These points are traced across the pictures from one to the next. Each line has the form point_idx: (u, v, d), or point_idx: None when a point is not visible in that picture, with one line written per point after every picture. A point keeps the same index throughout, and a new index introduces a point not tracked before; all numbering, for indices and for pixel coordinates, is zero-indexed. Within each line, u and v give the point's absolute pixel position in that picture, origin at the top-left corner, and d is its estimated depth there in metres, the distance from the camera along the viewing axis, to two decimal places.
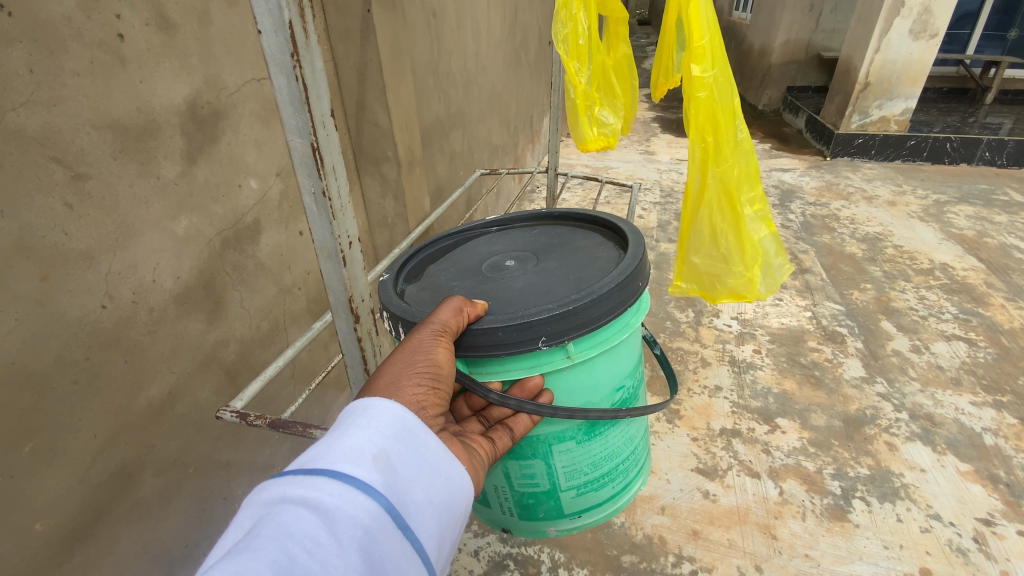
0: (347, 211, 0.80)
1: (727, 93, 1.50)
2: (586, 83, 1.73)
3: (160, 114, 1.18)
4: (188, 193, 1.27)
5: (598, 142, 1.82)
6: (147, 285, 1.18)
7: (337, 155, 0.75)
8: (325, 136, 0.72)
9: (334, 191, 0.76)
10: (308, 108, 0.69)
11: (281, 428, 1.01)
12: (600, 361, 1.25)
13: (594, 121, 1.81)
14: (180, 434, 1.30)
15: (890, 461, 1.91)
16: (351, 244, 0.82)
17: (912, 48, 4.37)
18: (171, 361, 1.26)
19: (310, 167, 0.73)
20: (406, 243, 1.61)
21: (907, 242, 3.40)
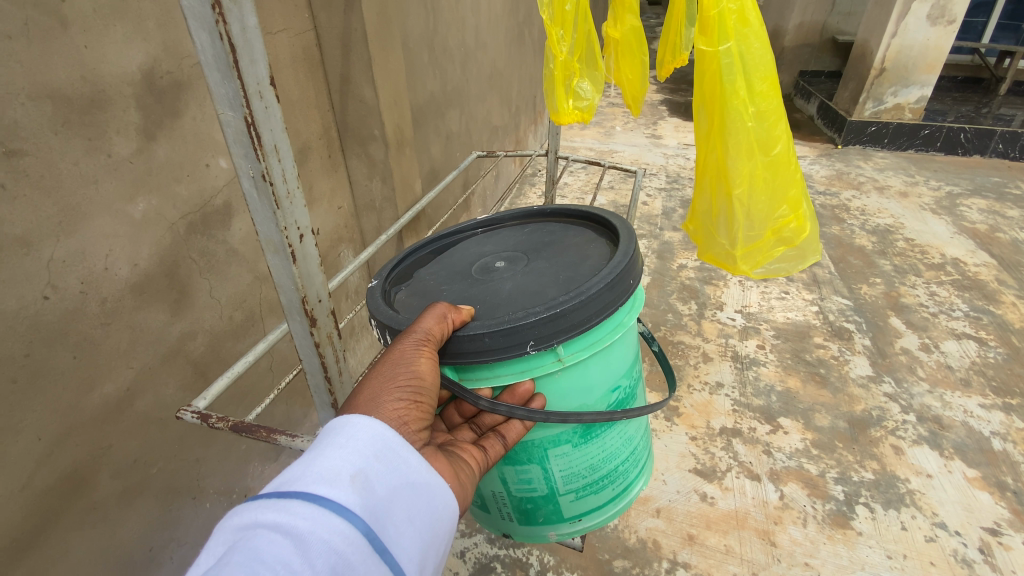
0: (296, 200, 0.71)
1: (760, 64, 1.26)
2: (568, 52, 1.62)
3: (113, 82, 1.09)
4: (146, 172, 1.18)
5: (572, 116, 1.73)
6: (98, 274, 1.10)
7: (280, 134, 0.66)
8: (262, 110, 0.62)
9: (276, 175, 0.67)
10: (239, 74, 0.59)
11: (242, 432, 0.92)
12: (593, 363, 1.15)
13: (570, 92, 1.70)
14: (140, 433, 1.23)
15: (896, 466, 1.83)
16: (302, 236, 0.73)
17: (929, 33, 4.18)
18: (129, 356, 1.18)
19: (247, 146, 0.64)
20: (393, 230, 1.50)
21: (918, 236, 3.28)
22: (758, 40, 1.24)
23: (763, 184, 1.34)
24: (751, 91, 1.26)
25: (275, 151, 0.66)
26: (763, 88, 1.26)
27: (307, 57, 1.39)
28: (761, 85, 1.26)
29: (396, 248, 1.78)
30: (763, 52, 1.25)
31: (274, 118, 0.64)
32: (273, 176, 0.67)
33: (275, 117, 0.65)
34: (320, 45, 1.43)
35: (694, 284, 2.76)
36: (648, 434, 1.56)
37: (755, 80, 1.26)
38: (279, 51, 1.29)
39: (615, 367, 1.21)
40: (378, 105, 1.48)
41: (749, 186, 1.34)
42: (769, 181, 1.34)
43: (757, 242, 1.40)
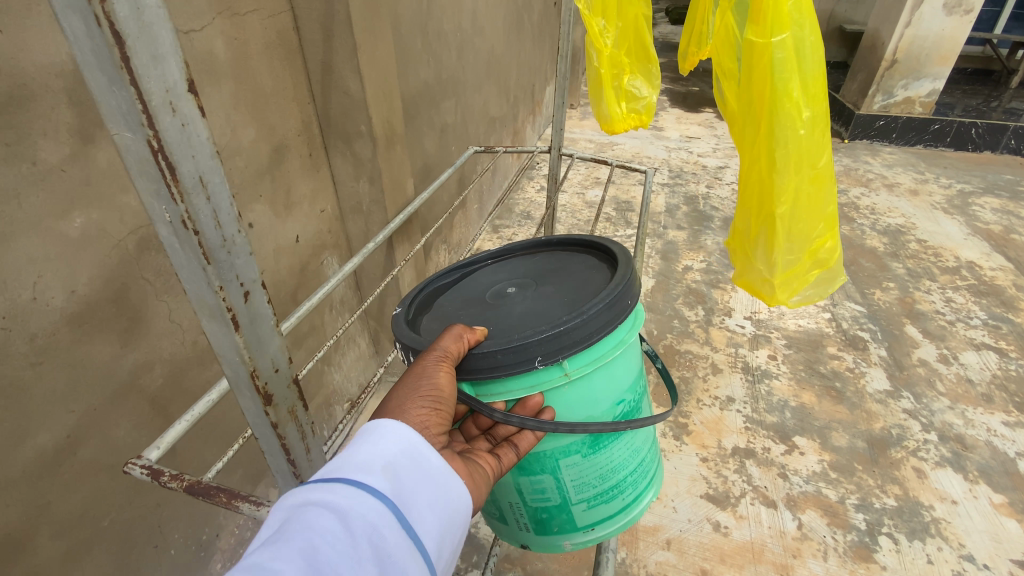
0: (240, 247, 0.44)
1: (815, 62, 1.06)
2: (613, 47, 1.44)
3: (38, 73, 0.79)
4: (86, 181, 0.88)
5: (627, 121, 1.57)
6: (23, 305, 0.80)
7: (211, 158, 0.40)
8: (175, 124, 0.37)
9: (202, 220, 0.40)
10: (136, 81, 0.34)
11: (200, 494, 0.78)
12: (598, 374, 0.94)
13: (623, 94, 1.54)
14: (88, 485, 0.96)
15: (919, 491, 1.72)
16: (250, 300, 0.46)
17: (945, 23, 3.97)
18: (68, 400, 0.90)
19: (158, 186, 0.38)
20: (382, 236, 1.32)
21: (930, 237, 3.14)
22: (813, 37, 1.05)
23: (807, 201, 1.16)
24: (804, 95, 1.07)
25: (204, 183, 0.40)
26: (817, 92, 1.08)
27: (282, 42, 1.22)
28: (815, 89, 1.07)
29: (385, 254, 1.62)
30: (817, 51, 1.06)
31: (200, 133, 0.39)
32: (199, 223, 0.40)
33: (203, 132, 0.39)
34: (298, 29, 1.25)
35: (701, 288, 2.62)
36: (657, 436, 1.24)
37: (808, 84, 1.07)
38: (249, 35, 1.12)
39: (629, 378, 1.01)
40: (364, 98, 1.32)
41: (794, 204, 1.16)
42: (813, 198, 1.17)
43: (794, 266, 1.23)
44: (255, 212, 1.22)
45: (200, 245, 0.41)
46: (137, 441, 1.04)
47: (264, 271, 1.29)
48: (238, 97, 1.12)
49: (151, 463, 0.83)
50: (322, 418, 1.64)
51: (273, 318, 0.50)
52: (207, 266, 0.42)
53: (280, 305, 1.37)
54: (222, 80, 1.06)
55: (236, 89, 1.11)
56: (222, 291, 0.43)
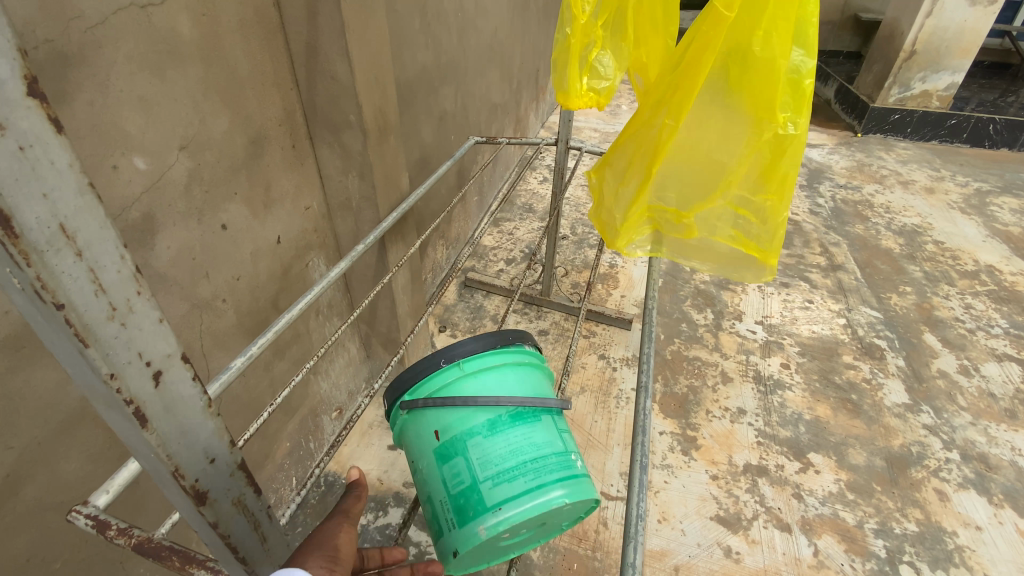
0: (138, 315, 0.37)
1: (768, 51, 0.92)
2: (591, 14, 1.18)
3: None
4: None
5: (583, 101, 1.28)
6: None
7: (78, 196, 0.32)
8: (4, 148, 0.27)
9: (67, 285, 0.32)
10: None
11: (146, 550, 0.62)
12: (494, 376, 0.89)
13: (587, 68, 1.25)
14: (33, 526, 0.85)
15: (941, 515, 1.62)
16: (151, 379, 0.39)
17: (967, 14, 3.72)
18: (5, 436, 0.78)
19: (3, 259, 0.30)
20: (372, 238, 1.18)
21: (948, 238, 2.98)
22: (799, 38, 0.89)
23: (701, 193, 1.08)
24: (754, 90, 0.95)
25: (66, 232, 0.31)
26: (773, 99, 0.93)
27: (260, 20, 1.07)
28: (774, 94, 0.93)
29: (376, 256, 1.50)
30: (800, 57, 0.90)
31: (56, 163, 0.30)
32: (62, 290, 0.32)
33: (62, 162, 0.30)
34: (279, 5, 1.11)
35: (710, 289, 2.50)
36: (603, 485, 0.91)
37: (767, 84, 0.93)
38: (220, 12, 0.97)
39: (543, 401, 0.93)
40: (353, 84, 1.18)
41: (688, 187, 1.09)
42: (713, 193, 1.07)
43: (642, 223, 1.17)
44: (229, 211, 1.09)
45: (66, 318, 0.33)
46: (90, 474, 0.93)
47: (241, 276, 1.16)
48: (209, 82, 0.98)
49: (99, 512, 0.66)
50: (307, 429, 1.52)
51: (190, 390, 0.43)
52: (85, 349, 0.34)
53: (258, 312, 1.25)
54: (188, 63, 0.92)
55: (206, 73, 0.97)
56: (112, 380, 0.36)
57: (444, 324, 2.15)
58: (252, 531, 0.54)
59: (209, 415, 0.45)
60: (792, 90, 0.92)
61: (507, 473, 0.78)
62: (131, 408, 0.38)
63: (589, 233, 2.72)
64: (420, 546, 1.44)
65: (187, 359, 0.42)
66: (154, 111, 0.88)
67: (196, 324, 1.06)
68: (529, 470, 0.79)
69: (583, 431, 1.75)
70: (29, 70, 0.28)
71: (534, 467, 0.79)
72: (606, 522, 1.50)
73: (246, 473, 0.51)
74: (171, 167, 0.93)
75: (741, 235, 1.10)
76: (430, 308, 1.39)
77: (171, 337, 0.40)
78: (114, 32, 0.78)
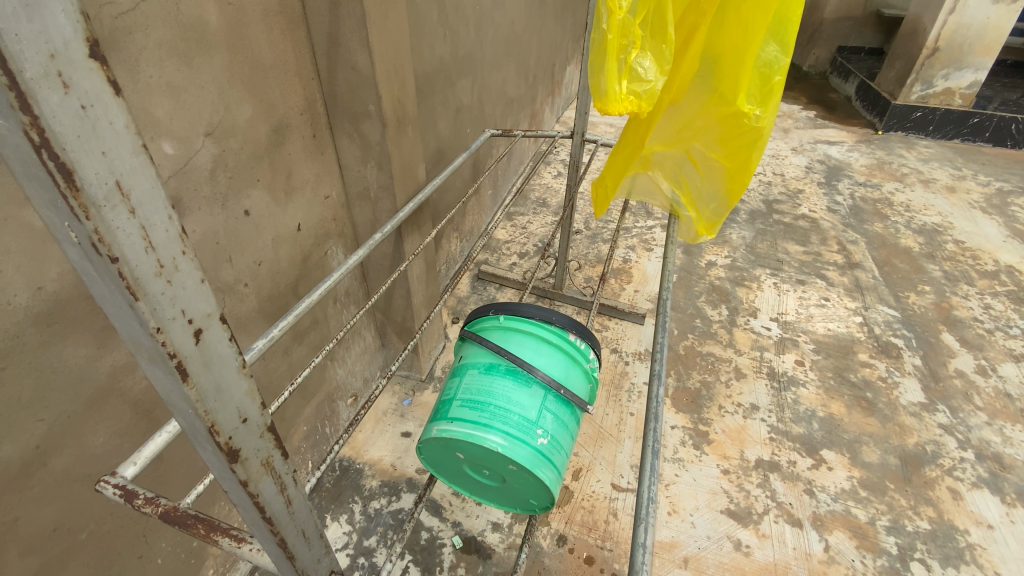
0: (184, 274, 0.39)
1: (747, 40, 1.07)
2: (628, 10, 1.07)
3: None
4: None
5: (623, 106, 1.15)
6: None
7: (132, 155, 0.33)
8: (67, 106, 0.29)
9: (121, 240, 0.34)
10: (10, 83, 0.26)
11: (173, 522, 0.64)
12: (518, 345, 0.93)
13: (625, 71, 1.13)
14: (62, 496, 0.88)
15: (954, 514, 1.61)
16: (192, 337, 0.41)
17: (991, 11, 3.63)
18: (37, 406, 0.81)
19: (64, 212, 0.32)
20: (389, 227, 1.19)
21: (969, 237, 2.93)
22: (776, 36, 1.03)
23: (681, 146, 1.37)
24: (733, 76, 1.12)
25: (121, 189, 0.33)
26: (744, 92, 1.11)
27: (284, 10, 1.09)
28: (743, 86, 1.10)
29: (393, 245, 1.52)
30: (779, 54, 1.05)
31: (114, 123, 0.31)
32: (116, 244, 0.34)
33: (119, 123, 0.32)
34: None
35: (724, 285, 2.49)
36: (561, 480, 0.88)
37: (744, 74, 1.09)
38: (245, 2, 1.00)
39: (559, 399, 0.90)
40: (373, 75, 1.20)
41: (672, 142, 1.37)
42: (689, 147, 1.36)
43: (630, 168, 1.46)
44: (252, 197, 1.12)
45: (119, 272, 0.35)
46: (117, 448, 0.96)
47: (262, 262, 1.19)
48: (234, 70, 1.00)
49: (127, 482, 0.69)
50: (323, 415, 1.55)
51: (228, 350, 0.45)
52: (135, 303, 0.36)
53: (279, 298, 1.28)
54: (214, 51, 0.95)
55: (231, 61, 0.99)
56: (159, 335, 0.38)
57: (457, 315, 2.18)
58: (277, 493, 0.56)
59: (243, 376, 0.47)
60: (765, 84, 1.08)
61: (473, 402, 0.86)
62: (174, 363, 0.40)
63: (603, 228, 2.71)
64: (431, 531, 1.47)
65: (226, 320, 0.44)
66: (181, 97, 0.90)
67: (219, 307, 1.09)
68: (489, 411, 0.85)
69: (594, 423, 1.76)
70: (92, 34, 0.29)
71: (495, 413, 0.84)
72: (616, 513, 1.51)
73: (274, 435, 0.54)
74: (197, 153, 0.96)
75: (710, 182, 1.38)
76: (444, 297, 1.41)
77: (211, 298, 0.42)
78: (144, 19, 0.81)
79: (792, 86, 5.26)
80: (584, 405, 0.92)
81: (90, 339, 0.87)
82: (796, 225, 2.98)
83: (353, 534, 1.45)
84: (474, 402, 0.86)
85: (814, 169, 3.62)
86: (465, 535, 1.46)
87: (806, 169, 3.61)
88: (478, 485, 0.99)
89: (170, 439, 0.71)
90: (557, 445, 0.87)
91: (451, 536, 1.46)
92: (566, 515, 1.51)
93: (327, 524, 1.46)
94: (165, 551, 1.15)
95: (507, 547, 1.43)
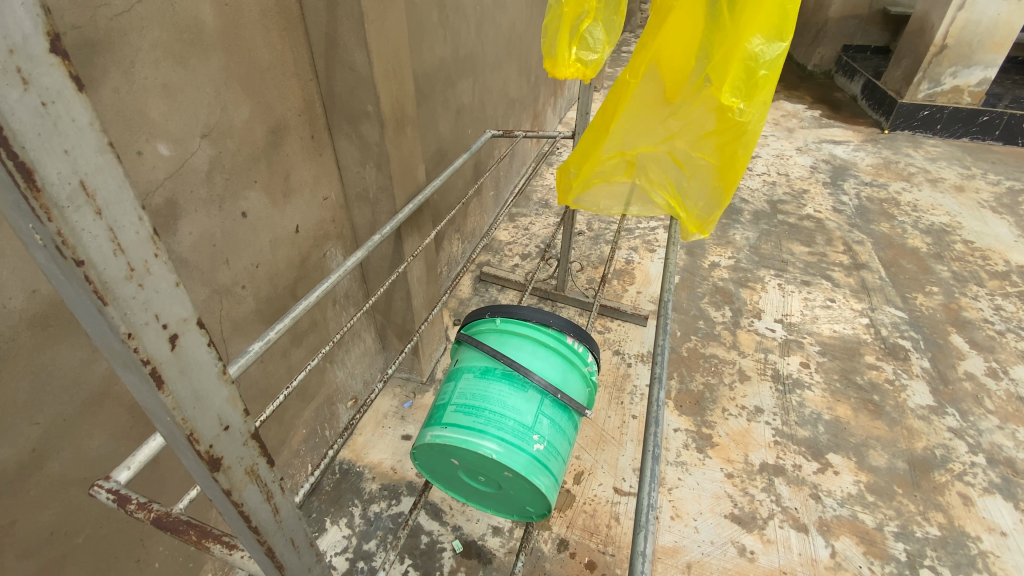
0: (155, 276, 0.38)
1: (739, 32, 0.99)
2: None
3: None
4: None
5: (570, 71, 1.26)
6: None
7: (98, 154, 0.32)
8: (26, 103, 0.28)
9: (86, 242, 0.33)
10: None
11: (164, 528, 0.63)
12: (514, 348, 0.92)
13: (576, 39, 1.23)
14: (58, 500, 0.88)
15: (964, 520, 1.58)
16: (165, 342, 0.40)
17: (1002, 7, 3.59)
18: (33, 409, 0.81)
19: (24, 212, 0.31)
20: (388, 229, 1.18)
21: (978, 238, 2.89)
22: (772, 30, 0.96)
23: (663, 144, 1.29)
24: (721, 70, 1.05)
25: (86, 189, 0.32)
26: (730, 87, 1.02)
27: (281, 10, 1.08)
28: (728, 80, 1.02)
29: (393, 247, 1.51)
30: (771, 47, 0.97)
31: (77, 121, 0.30)
32: (82, 247, 0.33)
33: (82, 119, 0.31)
34: None
35: (728, 287, 2.47)
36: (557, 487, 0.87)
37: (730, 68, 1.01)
38: (242, 2, 0.99)
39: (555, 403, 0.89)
40: (371, 75, 1.19)
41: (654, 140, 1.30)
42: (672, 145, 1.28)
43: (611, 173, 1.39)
44: (249, 199, 1.11)
45: (85, 275, 0.33)
46: (114, 452, 0.96)
47: (260, 264, 1.18)
48: (230, 71, 1.00)
49: (121, 487, 0.67)
50: (323, 417, 1.55)
51: (206, 355, 0.44)
52: (103, 307, 0.35)
53: (277, 300, 1.27)
54: (210, 52, 0.94)
55: (227, 62, 0.98)
56: (130, 340, 0.37)
57: (458, 316, 2.17)
58: (263, 501, 0.55)
59: (222, 383, 0.46)
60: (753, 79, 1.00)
61: (467, 407, 0.85)
62: (149, 369, 0.39)
63: (605, 229, 2.70)
64: (432, 535, 1.45)
65: (203, 325, 0.43)
66: (177, 98, 0.90)
67: (216, 309, 1.08)
68: (484, 417, 0.83)
69: (596, 426, 1.74)
70: (53, 28, 0.28)
71: (491, 419, 0.83)
72: (618, 517, 1.49)
73: (259, 442, 0.52)
74: (193, 155, 0.95)
75: (693, 184, 1.29)
76: (443, 298, 1.40)
77: (187, 302, 0.41)
78: (138, 19, 0.80)
79: (797, 85, 5.22)
80: (581, 409, 0.91)
81: (86, 342, 0.86)
82: (800, 225, 2.96)
83: (352, 537, 1.44)
84: (469, 406, 0.85)
85: (820, 169, 3.59)
86: (465, 539, 1.44)
87: (811, 169, 3.58)
88: (474, 491, 0.97)
89: (166, 442, 0.70)
90: (554, 451, 0.86)
91: (451, 540, 1.44)
92: (567, 519, 1.49)
93: (327, 528, 1.45)
94: (163, 555, 1.14)
95: (507, 552, 1.41)
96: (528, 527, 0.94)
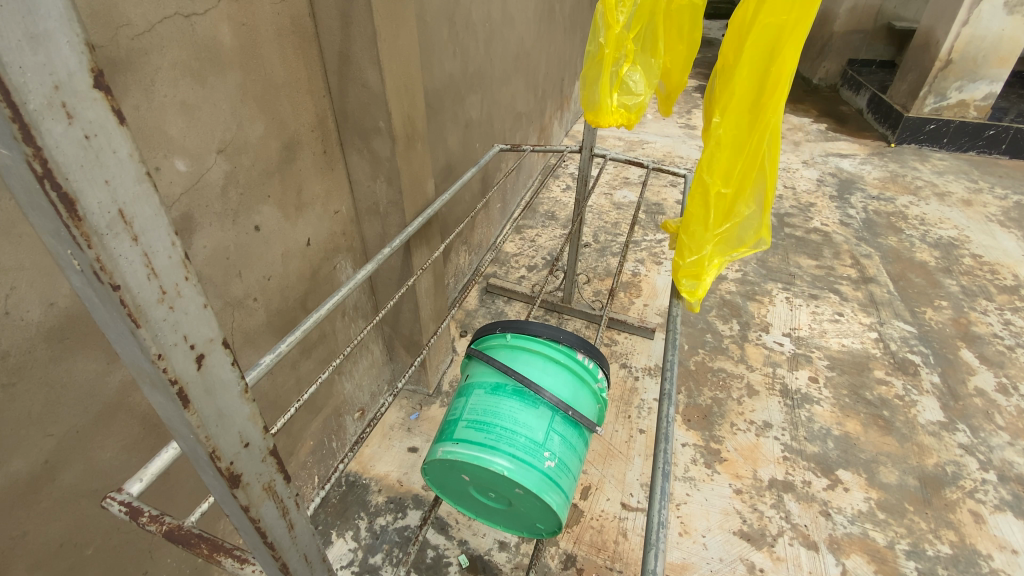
0: (186, 299, 0.39)
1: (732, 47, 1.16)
2: (625, 24, 1.21)
3: None
4: None
5: (614, 117, 1.32)
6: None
7: (136, 183, 0.33)
8: (71, 136, 0.29)
9: (123, 268, 0.34)
10: (13, 120, 0.27)
11: (177, 539, 0.62)
12: (524, 362, 0.93)
13: (617, 84, 1.29)
14: (69, 511, 0.88)
15: (976, 538, 1.56)
16: (192, 364, 0.41)
17: (1005, 23, 3.59)
18: (46, 421, 0.81)
19: (62, 235, 0.32)
20: (397, 241, 1.17)
21: (986, 252, 2.86)
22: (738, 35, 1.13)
23: None
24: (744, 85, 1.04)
25: (124, 218, 0.33)
26: (742, 104, 1.04)
27: (296, 29, 1.11)
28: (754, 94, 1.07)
29: (401, 260, 1.52)
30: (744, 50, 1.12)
31: (117, 152, 0.32)
32: (118, 272, 0.34)
33: (123, 151, 0.32)
34: (314, 15, 1.14)
35: (735, 300, 2.46)
36: (570, 500, 0.86)
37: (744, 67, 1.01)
38: (259, 21, 1.01)
39: (566, 420, 0.88)
40: (383, 92, 1.20)
41: None
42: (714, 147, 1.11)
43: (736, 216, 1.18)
44: (262, 213, 1.13)
45: (120, 299, 0.35)
46: (125, 463, 0.97)
47: (272, 276, 1.20)
48: (246, 89, 1.02)
49: (133, 499, 0.66)
50: (330, 429, 1.55)
51: (233, 376, 0.45)
52: (136, 329, 0.36)
53: (288, 312, 1.29)
54: (228, 70, 0.96)
55: (243, 80, 1.00)
56: (160, 361, 0.38)
57: (465, 329, 2.18)
58: (280, 517, 0.56)
59: (240, 398, 0.47)
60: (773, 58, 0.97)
61: (478, 423, 0.85)
62: (176, 389, 0.40)
63: (612, 242, 2.71)
64: (438, 549, 1.45)
65: (228, 345, 0.44)
66: (194, 115, 0.92)
67: (229, 321, 1.10)
68: (496, 433, 0.83)
69: (604, 441, 1.74)
70: (96, 64, 0.30)
71: (502, 435, 0.83)
72: (626, 533, 1.48)
73: (277, 459, 0.53)
74: (209, 170, 0.97)
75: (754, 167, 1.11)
76: (452, 310, 1.35)
77: (213, 323, 0.42)
78: (159, 40, 0.82)
79: (803, 98, 5.23)
80: (591, 427, 0.91)
81: (101, 355, 0.87)
82: (807, 239, 2.95)
83: (358, 551, 1.43)
84: (481, 421, 0.86)
85: (826, 182, 3.59)
86: (472, 553, 1.44)
87: (818, 182, 3.58)
88: (485, 508, 0.97)
89: (178, 455, 0.70)
90: (565, 467, 0.86)
91: (457, 554, 1.44)
92: (574, 535, 1.48)
93: (333, 541, 1.45)
94: (171, 567, 1.15)
95: (514, 567, 1.41)
96: (540, 541, 0.93)
